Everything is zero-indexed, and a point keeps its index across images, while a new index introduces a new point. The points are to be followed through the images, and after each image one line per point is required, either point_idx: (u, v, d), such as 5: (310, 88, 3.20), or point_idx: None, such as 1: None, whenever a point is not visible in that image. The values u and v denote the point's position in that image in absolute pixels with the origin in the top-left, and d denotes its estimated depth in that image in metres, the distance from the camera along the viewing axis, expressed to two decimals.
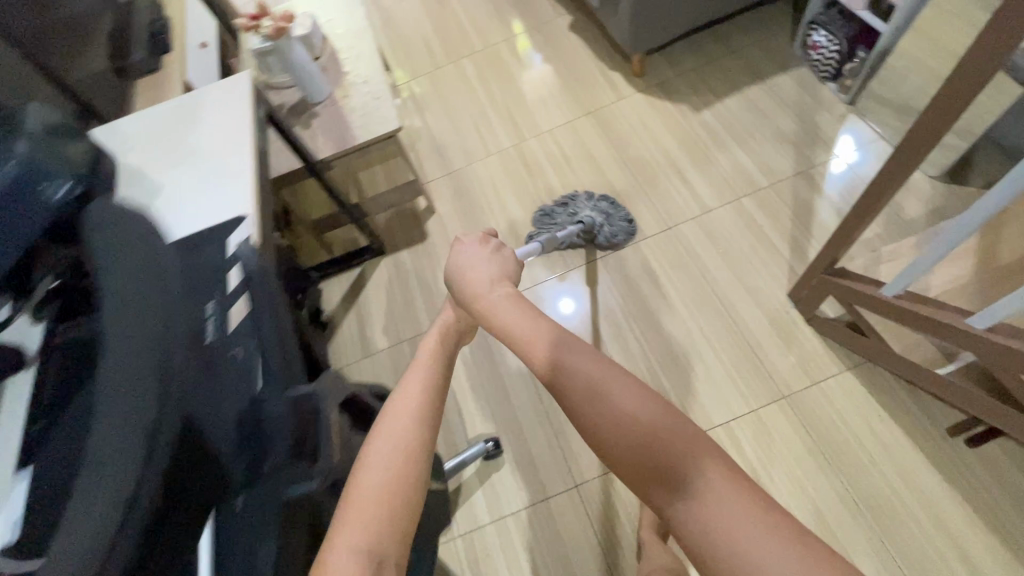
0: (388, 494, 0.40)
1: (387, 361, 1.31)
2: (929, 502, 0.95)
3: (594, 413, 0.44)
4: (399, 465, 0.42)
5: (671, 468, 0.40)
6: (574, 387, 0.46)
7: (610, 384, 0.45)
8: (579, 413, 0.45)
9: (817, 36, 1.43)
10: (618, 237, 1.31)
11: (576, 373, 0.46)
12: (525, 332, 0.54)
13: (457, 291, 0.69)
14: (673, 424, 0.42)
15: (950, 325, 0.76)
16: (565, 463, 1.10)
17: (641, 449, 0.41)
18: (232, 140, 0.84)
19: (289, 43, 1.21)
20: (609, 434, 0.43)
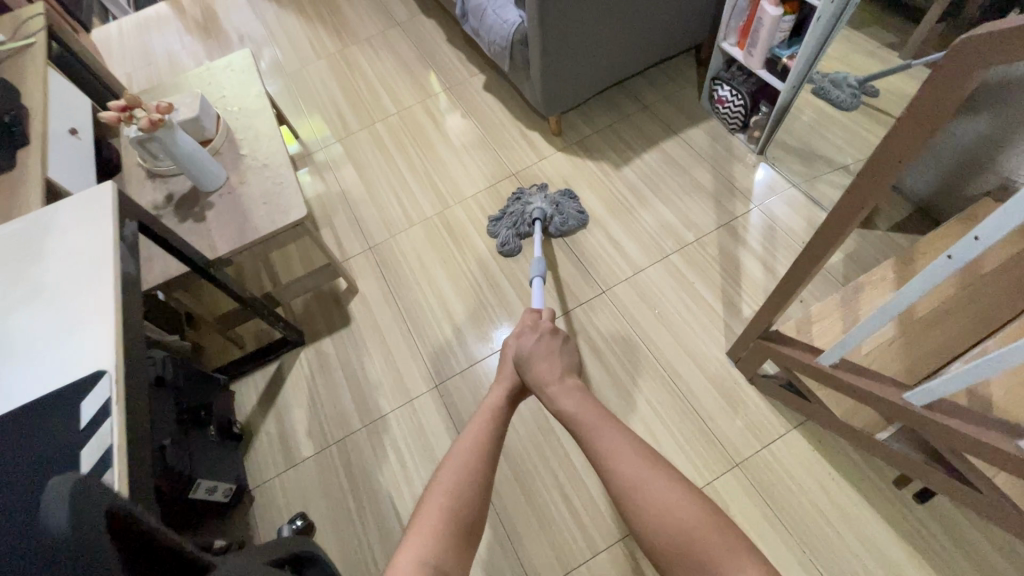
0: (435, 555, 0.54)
1: (314, 471, 1.16)
2: (890, 563, 0.93)
3: (647, 510, 0.56)
4: (447, 524, 0.57)
5: (709, 561, 0.51)
6: (632, 487, 0.59)
7: (659, 488, 0.57)
8: (631, 506, 0.58)
9: (722, 91, 1.46)
10: (571, 216, 1.38)
11: (636, 473, 0.59)
12: (589, 426, 0.69)
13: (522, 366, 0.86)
14: (716, 525, 0.53)
15: (888, 399, 0.75)
16: (520, 569, 1.00)
17: (683, 538, 0.53)
18: (89, 270, 0.71)
19: (169, 134, 1.07)
20: (658, 528, 0.55)
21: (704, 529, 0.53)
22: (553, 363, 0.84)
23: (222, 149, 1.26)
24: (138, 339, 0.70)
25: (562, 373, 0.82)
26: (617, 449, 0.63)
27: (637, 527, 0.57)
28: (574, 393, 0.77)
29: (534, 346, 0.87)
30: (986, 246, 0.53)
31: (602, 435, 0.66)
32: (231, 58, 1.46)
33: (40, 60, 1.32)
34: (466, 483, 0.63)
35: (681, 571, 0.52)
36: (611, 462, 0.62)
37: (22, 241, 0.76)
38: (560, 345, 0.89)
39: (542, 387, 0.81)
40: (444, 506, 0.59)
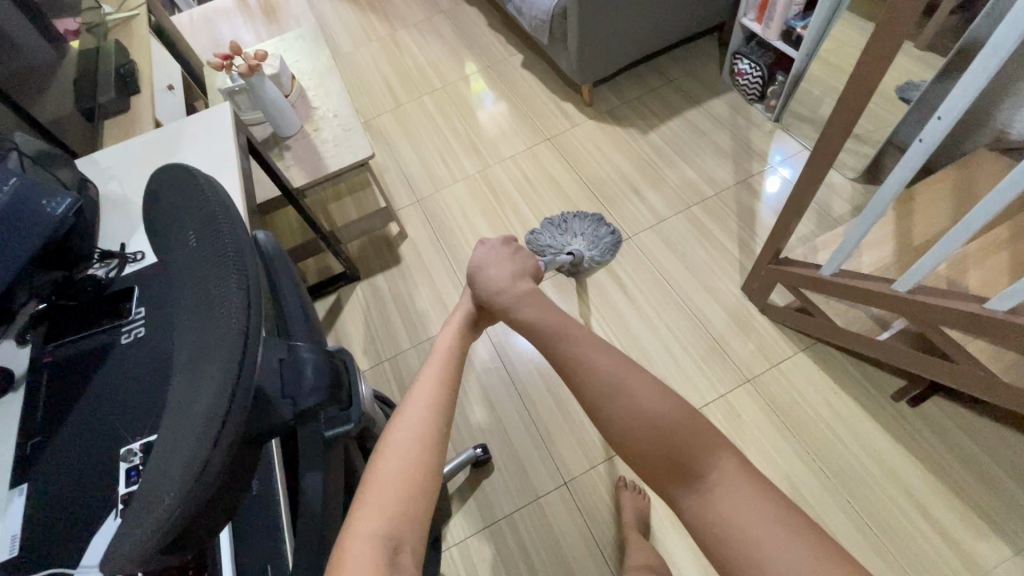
0: (407, 473, 0.48)
1: (369, 382, 1.32)
2: (885, 462, 1.04)
3: (628, 412, 0.61)
4: (417, 442, 0.51)
5: (690, 458, 0.57)
6: (614, 392, 0.63)
7: (641, 393, 0.62)
8: (616, 411, 0.62)
9: (741, 64, 1.60)
10: (603, 259, 1.39)
11: (618, 381, 0.63)
12: (564, 338, 0.72)
13: (479, 286, 0.92)
14: (692, 423, 0.60)
15: (879, 290, 0.87)
16: (552, 461, 1.14)
17: (666, 437, 0.59)
18: (218, 163, 0.89)
19: (260, 81, 1.25)
20: (644, 432, 0.60)
21: (683, 429, 0.59)
22: (505, 271, 0.92)
23: (296, 103, 1.45)
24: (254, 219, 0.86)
25: (513, 279, 0.91)
26: (596, 362, 0.66)
27: (619, 430, 0.61)
28: (525, 297, 0.85)
29: (488, 259, 0.95)
30: (947, 124, 0.65)
31: (580, 350, 0.69)
32: (302, 31, 1.66)
33: (145, 27, 1.53)
34: (434, 403, 0.56)
35: (661, 470, 0.58)
36: (595, 372, 0.65)
37: (162, 143, 0.93)
38: (511, 253, 0.98)
39: (495, 296, 0.88)
40: (413, 424, 0.53)
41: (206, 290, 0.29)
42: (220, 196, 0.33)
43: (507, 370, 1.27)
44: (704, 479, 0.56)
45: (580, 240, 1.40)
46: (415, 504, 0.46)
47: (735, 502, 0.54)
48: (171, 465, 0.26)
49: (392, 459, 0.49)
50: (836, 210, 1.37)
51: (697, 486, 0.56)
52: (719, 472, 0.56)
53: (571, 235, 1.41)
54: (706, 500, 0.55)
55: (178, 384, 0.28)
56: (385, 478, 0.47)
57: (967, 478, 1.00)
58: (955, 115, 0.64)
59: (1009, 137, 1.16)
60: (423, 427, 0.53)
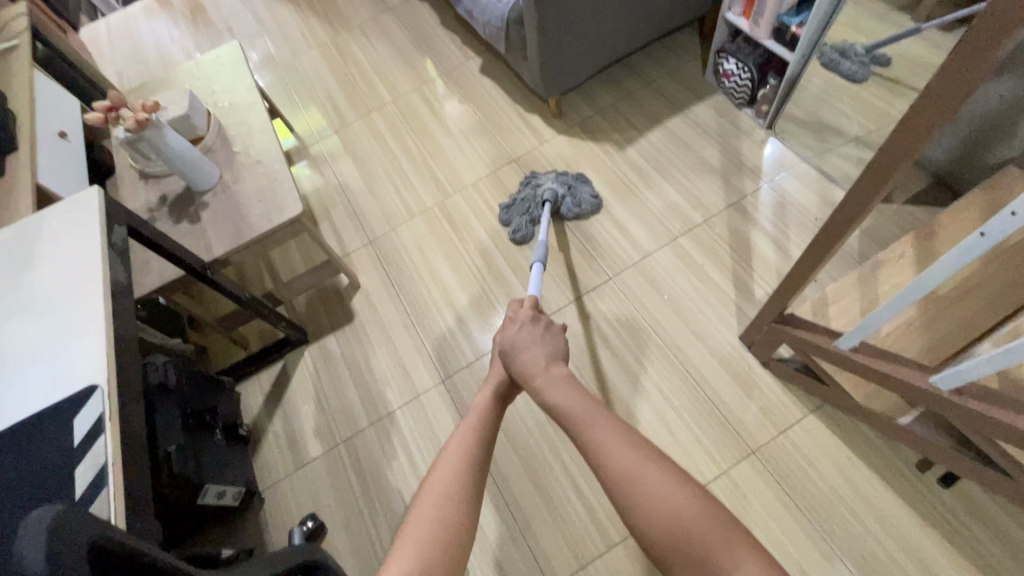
0: (433, 536, 0.51)
1: (324, 470, 1.15)
2: (914, 548, 0.91)
3: (641, 501, 0.51)
4: (448, 505, 0.54)
5: (714, 559, 0.46)
6: (628, 477, 0.53)
7: (659, 480, 0.51)
8: (628, 495, 0.52)
9: (727, 64, 1.40)
10: (581, 197, 1.35)
11: (631, 466, 0.53)
12: (579, 414, 0.63)
13: (507, 360, 0.79)
14: (719, 516, 0.49)
15: (913, 383, 0.72)
16: (535, 562, 0.99)
17: (686, 532, 0.48)
18: (78, 280, 0.69)
19: (158, 133, 1.04)
20: (657, 528, 0.49)
21: (707, 521, 0.48)
22: (537, 351, 0.78)
23: (215, 146, 1.23)
24: (132, 350, 0.68)
25: (547, 360, 0.76)
26: (608, 436, 0.57)
27: (630, 518, 0.51)
28: (558, 382, 0.70)
29: (518, 334, 0.81)
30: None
31: (591, 426, 0.60)
32: (219, 52, 1.42)
33: (25, 61, 1.29)
34: (465, 468, 0.59)
35: (680, 569, 0.47)
36: (605, 455, 0.55)
37: (12, 251, 0.73)
38: (543, 329, 0.82)
39: (528, 379, 0.74)
40: (438, 499, 0.55)
41: None
42: None
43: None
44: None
45: (550, 183, 1.36)
46: None
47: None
48: None
49: (424, 516, 0.53)
50: None
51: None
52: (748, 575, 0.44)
53: (537, 181, 1.38)
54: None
55: None
56: (413, 537, 0.50)
57: (1004, 562, 0.88)
58: None
59: None
60: (453, 491, 0.56)
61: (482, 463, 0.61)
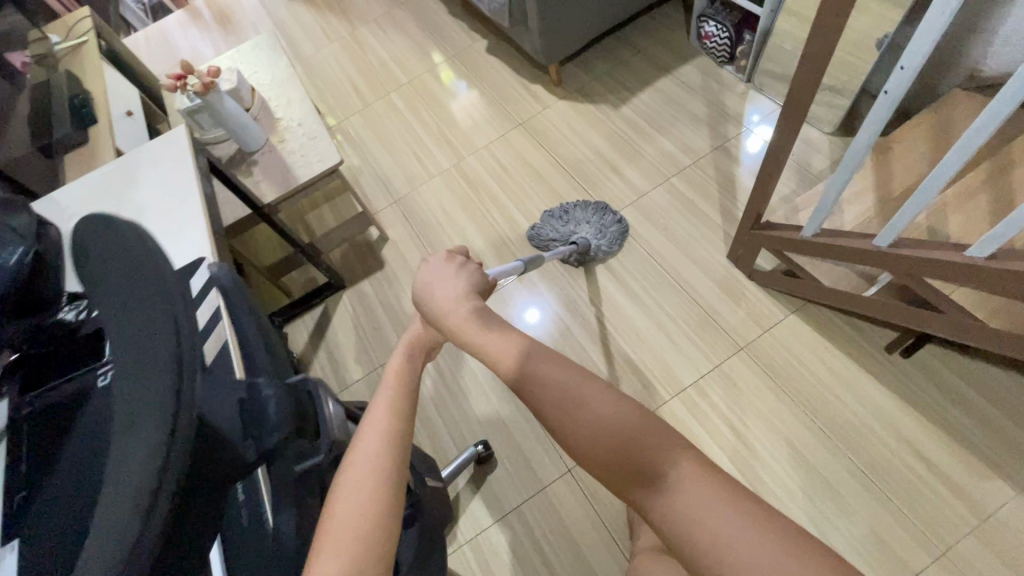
0: (369, 505, 0.41)
1: (365, 390, 1.32)
2: (884, 415, 1.04)
3: (577, 417, 0.52)
4: (376, 475, 0.44)
5: (649, 461, 0.48)
6: (564, 397, 0.53)
7: (592, 393, 0.53)
8: (567, 413, 0.53)
9: (708, 27, 1.57)
10: (611, 247, 1.34)
11: (564, 386, 0.54)
12: (506, 349, 0.61)
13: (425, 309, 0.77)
14: (651, 422, 0.51)
15: (859, 248, 0.86)
16: (553, 449, 1.14)
17: (622, 440, 0.50)
18: (177, 189, 0.87)
19: (218, 97, 1.22)
20: (593, 438, 0.50)
21: (641, 428, 0.50)
22: (451, 292, 0.76)
23: (260, 116, 1.41)
24: (222, 242, 0.85)
25: (461, 297, 0.75)
26: (544, 360, 0.57)
27: (570, 433, 0.52)
28: (472, 324, 0.69)
29: (434, 279, 0.80)
30: (910, 73, 0.65)
31: (527, 353, 0.59)
32: (257, 40, 1.62)
33: (95, 53, 1.49)
34: (390, 425, 0.48)
35: (617, 476, 0.49)
36: (537, 378, 0.56)
37: (121, 175, 0.91)
38: (456, 270, 0.81)
39: (442, 321, 0.73)
40: (367, 453, 0.45)
41: (135, 339, 0.26)
42: (134, 228, 0.30)
43: (493, 363, 1.26)
44: (664, 480, 0.46)
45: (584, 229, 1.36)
46: (373, 543, 0.39)
47: (705, 510, 0.44)
48: (109, 528, 0.23)
49: (352, 491, 0.42)
50: (815, 165, 1.35)
51: (658, 488, 0.46)
52: (681, 474, 0.46)
53: (575, 223, 1.37)
54: (671, 508, 0.45)
55: (115, 438, 0.25)
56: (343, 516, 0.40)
57: (965, 422, 1.00)
58: (918, 63, 0.64)
59: (982, 74, 1.15)
60: (383, 457, 0.45)
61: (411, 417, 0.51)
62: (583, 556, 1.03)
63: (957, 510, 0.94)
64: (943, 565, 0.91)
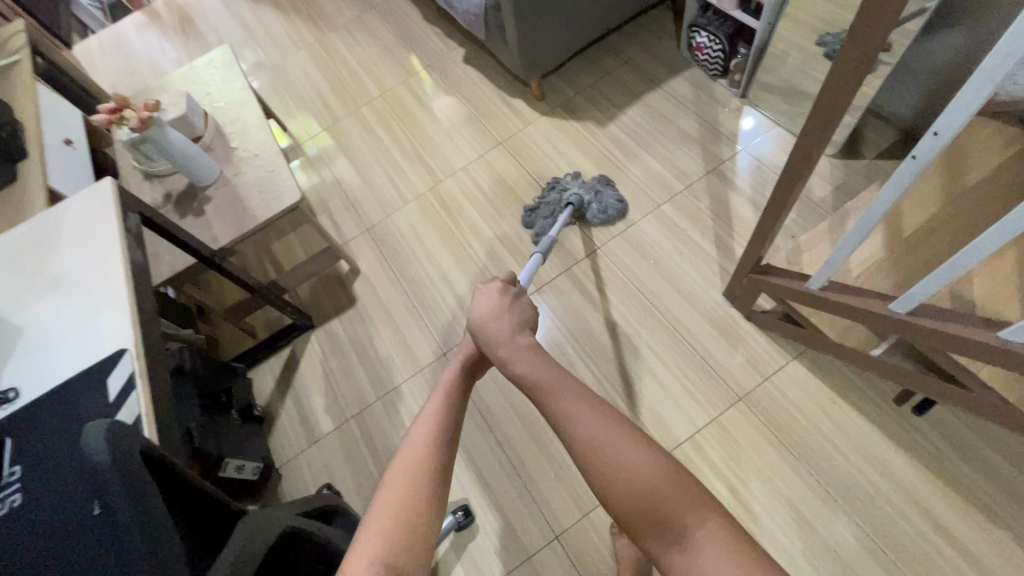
0: (399, 525, 0.51)
1: (336, 444, 1.22)
2: (894, 476, 0.97)
3: (607, 468, 0.56)
4: (411, 510, 0.53)
5: (674, 518, 0.53)
6: (594, 444, 0.57)
7: (623, 449, 0.56)
8: (599, 468, 0.56)
9: (699, 37, 1.46)
10: (607, 203, 1.33)
11: (598, 436, 0.57)
12: (550, 390, 0.63)
13: (473, 329, 0.76)
14: (677, 479, 0.55)
15: (874, 311, 0.77)
16: (540, 514, 1.05)
17: (651, 500, 0.54)
18: (99, 260, 0.75)
19: (160, 132, 1.09)
20: (621, 495, 0.55)
21: (669, 488, 0.55)
22: (502, 319, 0.74)
23: (214, 145, 1.29)
24: (151, 321, 0.74)
25: (515, 326, 0.74)
26: (577, 410, 0.60)
27: (600, 485, 0.57)
28: (525, 355, 0.69)
29: (491, 303, 0.77)
30: (944, 141, 0.55)
31: (561, 396, 0.62)
32: (211, 56, 1.48)
33: (28, 75, 1.34)
34: (426, 465, 0.57)
35: (645, 530, 0.54)
36: (572, 425, 0.59)
37: (36, 239, 0.79)
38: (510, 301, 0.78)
39: (493, 347, 0.72)
40: (408, 468, 0.56)
41: None
42: None
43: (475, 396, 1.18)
44: (686, 537, 0.52)
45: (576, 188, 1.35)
46: (404, 548, 0.50)
47: (718, 565, 0.50)
48: None
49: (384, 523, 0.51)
50: (815, 192, 1.26)
51: (680, 545, 0.52)
52: (704, 530, 0.52)
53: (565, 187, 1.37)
54: (690, 562, 0.51)
55: None
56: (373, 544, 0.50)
57: (981, 485, 0.93)
58: (955, 131, 0.54)
59: (997, 98, 1.07)
60: (417, 495, 0.54)
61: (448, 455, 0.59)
62: None
63: None
64: None
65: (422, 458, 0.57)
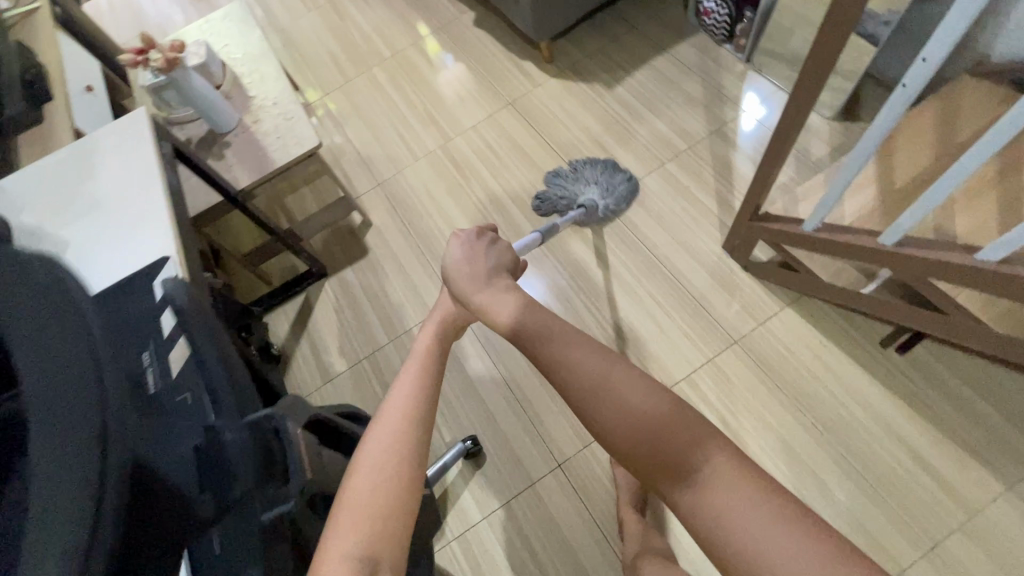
0: (377, 499, 0.50)
1: (349, 383, 1.28)
2: (877, 411, 1.03)
3: (606, 407, 0.56)
4: (394, 459, 0.53)
5: (678, 454, 0.52)
6: (592, 386, 0.57)
7: (621, 387, 0.56)
8: (607, 409, 0.56)
9: (707, 3, 1.50)
10: (617, 208, 1.33)
11: (595, 377, 0.57)
12: (537, 334, 0.63)
13: (451, 285, 0.78)
14: (681, 414, 0.54)
15: (864, 245, 0.83)
16: (543, 445, 1.12)
17: (660, 444, 0.53)
18: (139, 180, 0.80)
19: (184, 74, 1.12)
20: (624, 431, 0.55)
21: (671, 422, 0.54)
22: (479, 267, 0.78)
23: (233, 94, 1.32)
24: (188, 238, 0.78)
25: (489, 278, 0.76)
26: (580, 357, 0.59)
27: (608, 427, 0.56)
28: (501, 299, 0.72)
29: (462, 257, 0.79)
30: (932, 67, 0.60)
31: (560, 346, 0.61)
32: (227, 9, 1.50)
33: (49, 20, 1.36)
34: (406, 416, 0.56)
35: (658, 475, 0.53)
36: (570, 369, 0.59)
37: (76, 161, 0.84)
38: (486, 249, 0.82)
39: (469, 298, 0.75)
40: (384, 436, 0.54)
41: (53, 384, 0.25)
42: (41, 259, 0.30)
43: (485, 339, 1.24)
44: (692, 471, 0.51)
45: (593, 189, 1.33)
46: (383, 529, 0.48)
47: (725, 496, 0.48)
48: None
49: (365, 477, 0.51)
50: (814, 152, 1.32)
51: (686, 480, 0.51)
52: (710, 463, 0.51)
53: (582, 184, 1.35)
54: (697, 497, 0.50)
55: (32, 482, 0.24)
56: (354, 506, 0.49)
57: (957, 420, 0.99)
58: (941, 56, 0.59)
59: (990, 60, 1.12)
60: (400, 441, 0.54)
61: (431, 410, 0.59)
62: (573, 555, 1.02)
63: (946, 507, 0.94)
64: (932, 562, 0.91)
65: (399, 429, 0.55)
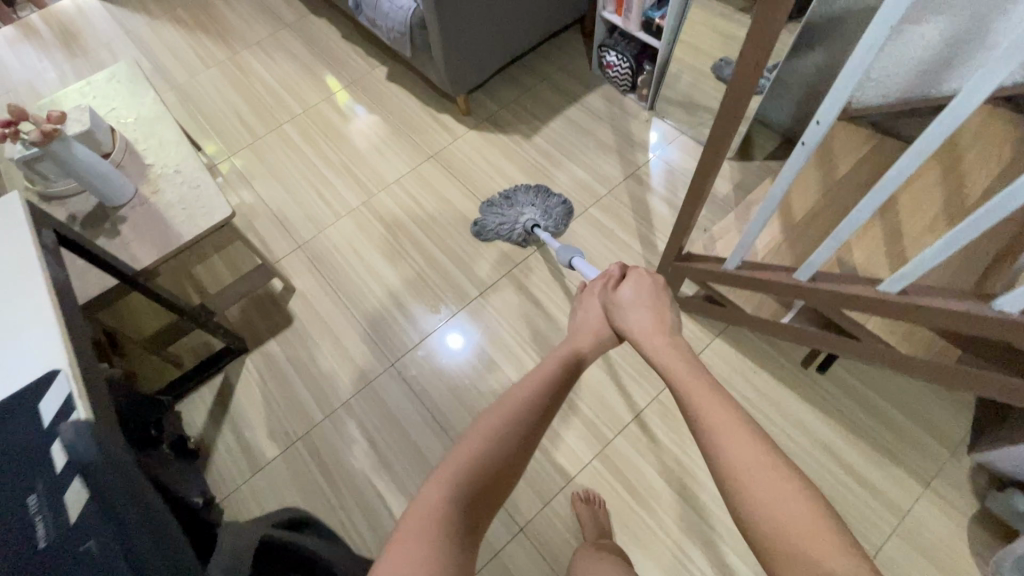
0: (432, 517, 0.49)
1: (283, 468, 1.16)
2: (809, 429, 1.10)
3: (736, 482, 0.50)
4: (507, 428, 0.58)
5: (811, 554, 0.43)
6: (728, 457, 0.51)
7: (761, 471, 0.49)
8: (735, 483, 0.50)
9: (609, 56, 1.60)
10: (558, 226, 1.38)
11: (730, 447, 0.52)
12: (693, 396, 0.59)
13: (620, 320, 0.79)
14: (824, 522, 0.45)
15: (783, 281, 0.89)
16: (503, 509, 1.07)
17: (781, 537, 0.45)
18: (14, 279, 0.68)
19: (65, 146, 1.00)
20: (756, 514, 0.47)
21: (813, 526, 0.45)
22: (654, 314, 0.77)
23: (125, 161, 1.20)
24: (81, 342, 0.67)
25: (661, 326, 0.74)
26: (726, 425, 0.54)
27: (736, 505, 0.49)
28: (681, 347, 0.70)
29: (634, 300, 0.79)
30: (823, 129, 0.68)
31: (699, 408, 0.57)
32: (112, 69, 1.37)
33: None
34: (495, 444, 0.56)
35: (774, 553, 0.45)
36: (711, 433, 0.54)
37: None
38: (662, 297, 0.80)
39: (644, 340, 0.73)
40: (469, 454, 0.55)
41: None
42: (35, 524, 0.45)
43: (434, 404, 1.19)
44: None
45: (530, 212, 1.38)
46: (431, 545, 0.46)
47: None
48: None
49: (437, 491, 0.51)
50: (720, 190, 1.43)
51: None
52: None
53: (518, 208, 1.39)
54: None
55: None
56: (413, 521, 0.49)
57: (876, 428, 1.09)
58: (832, 119, 0.66)
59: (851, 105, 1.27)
60: (519, 418, 0.59)
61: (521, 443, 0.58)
62: None
63: (879, 512, 1.02)
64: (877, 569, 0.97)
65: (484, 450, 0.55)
